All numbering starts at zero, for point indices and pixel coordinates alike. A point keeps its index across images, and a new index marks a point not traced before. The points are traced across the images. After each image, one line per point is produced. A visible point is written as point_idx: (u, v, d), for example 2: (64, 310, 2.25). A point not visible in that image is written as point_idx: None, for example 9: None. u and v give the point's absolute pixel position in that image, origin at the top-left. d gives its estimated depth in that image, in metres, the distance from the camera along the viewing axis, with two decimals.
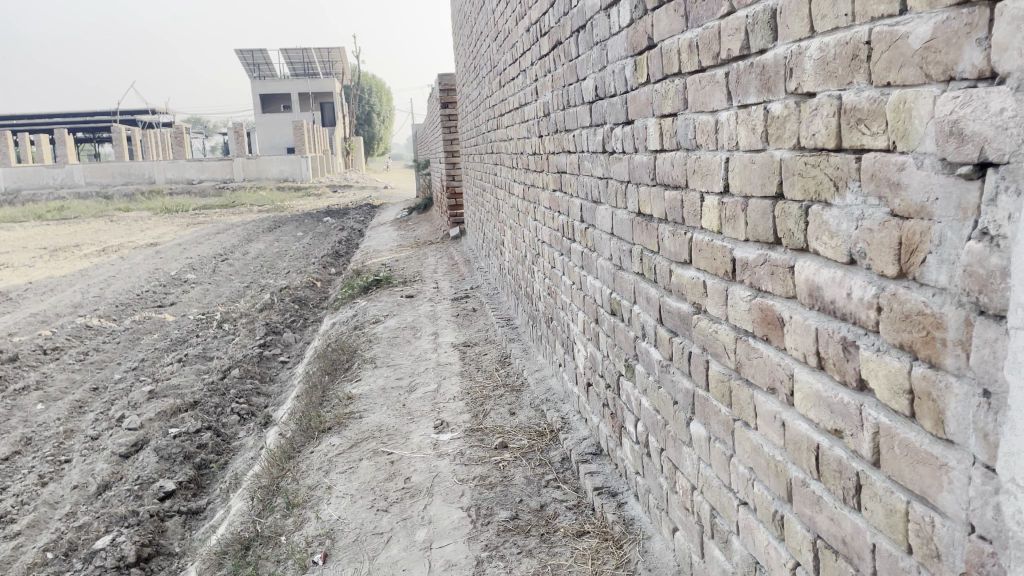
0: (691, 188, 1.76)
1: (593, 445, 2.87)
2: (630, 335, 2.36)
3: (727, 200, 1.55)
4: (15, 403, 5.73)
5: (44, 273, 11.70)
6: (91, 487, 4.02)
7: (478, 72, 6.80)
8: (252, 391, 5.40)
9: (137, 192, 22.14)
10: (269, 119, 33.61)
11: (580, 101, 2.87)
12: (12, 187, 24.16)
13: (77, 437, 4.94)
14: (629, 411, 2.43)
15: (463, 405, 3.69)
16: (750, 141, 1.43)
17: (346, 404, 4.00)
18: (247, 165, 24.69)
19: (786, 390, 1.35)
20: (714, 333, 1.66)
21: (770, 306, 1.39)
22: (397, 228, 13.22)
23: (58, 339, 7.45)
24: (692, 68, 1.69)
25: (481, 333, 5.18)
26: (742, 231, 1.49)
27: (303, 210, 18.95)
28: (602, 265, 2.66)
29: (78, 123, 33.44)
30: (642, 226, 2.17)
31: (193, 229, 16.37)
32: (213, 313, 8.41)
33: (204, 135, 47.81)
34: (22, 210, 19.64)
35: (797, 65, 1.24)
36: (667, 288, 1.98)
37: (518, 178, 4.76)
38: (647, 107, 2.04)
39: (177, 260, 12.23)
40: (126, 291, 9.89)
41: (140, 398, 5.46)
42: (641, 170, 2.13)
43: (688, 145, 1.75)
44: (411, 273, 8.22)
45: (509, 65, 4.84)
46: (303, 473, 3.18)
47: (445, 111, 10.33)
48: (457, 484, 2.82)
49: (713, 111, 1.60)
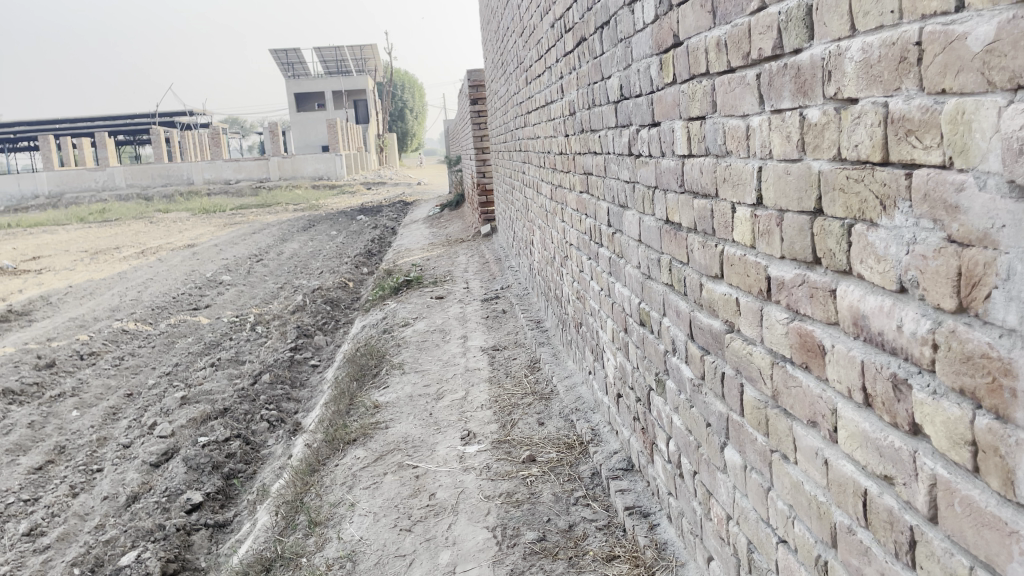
0: (721, 197, 1.63)
1: (623, 460, 2.76)
2: (660, 349, 2.24)
3: (760, 212, 1.42)
4: (51, 410, 5.77)
5: (85, 276, 11.86)
6: (121, 498, 4.01)
7: (506, 68, 6.68)
8: (283, 397, 5.36)
9: (175, 193, 22.44)
10: (303, 118, 33.85)
11: (606, 100, 2.74)
12: (56, 190, 24.67)
13: (109, 445, 4.95)
14: (661, 428, 2.31)
15: (491, 414, 3.60)
16: (785, 150, 1.30)
17: (373, 413, 3.93)
18: (282, 164, 24.88)
19: (828, 425, 1.23)
20: (748, 355, 1.53)
21: (810, 332, 1.26)
22: (430, 225, 13.17)
23: (94, 343, 7.51)
24: (721, 68, 1.56)
25: (511, 336, 5.09)
26: (777, 247, 1.36)
27: (337, 208, 19.01)
28: (630, 273, 2.54)
29: (119, 125, 34.01)
30: (670, 235, 2.05)
31: (230, 229, 16.51)
32: (247, 315, 8.43)
33: (241, 135, 48.34)
34: (65, 213, 19.99)
35: (836, 68, 1.11)
36: (697, 302, 1.86)
37: (546, 178, 4.65)
38: (674, 109, 1.92)
39: (213, 261, 12.32)
40: (162, 293, 9.97)
41: (173, 405, 5.46)
42: (669, 175, 2.01)
43: (718, 151, 1.63)
44: (442, 272, 8.15)
45: (535, 62, 4.71)
46: (326, 489, 3.12)
47: (474, 108, 10.23)
48: (483, 501, 2.73)
49: (744, 115, 1.47)
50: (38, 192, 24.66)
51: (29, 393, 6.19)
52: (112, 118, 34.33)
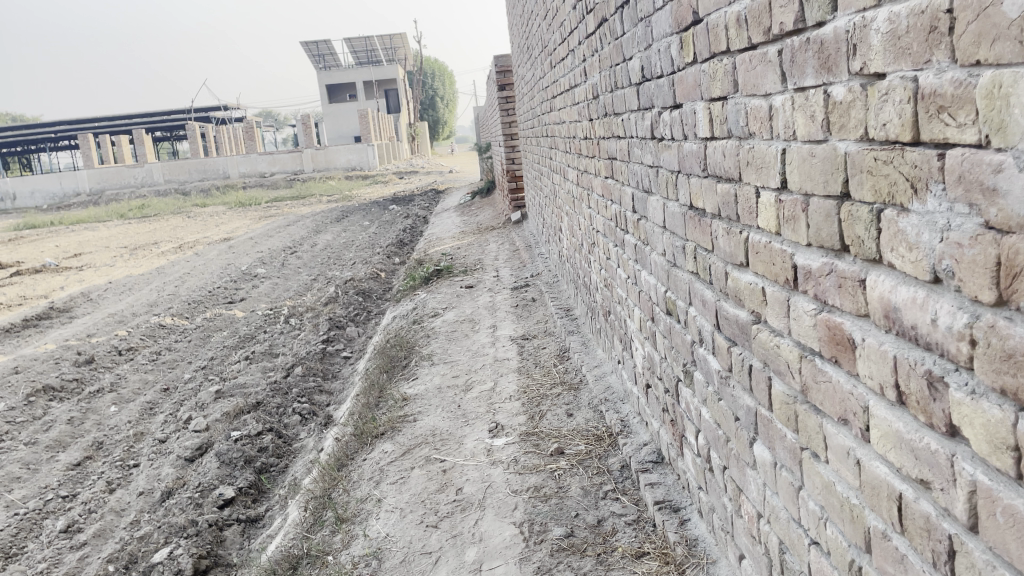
0: (744, 181, 1.55)
1: (653, 452, 2.69)
2: (687, 339, 2.16)
3: (785, 198, 1.34)
4: (90, 406, 5.87)
5: (124, 272, 12.05)
6: (156, 493, 4.05)
7: (531, 53, 6.57)
8: (315, 390, 5.38)
9: (211, 187, 22.71)
10: (335, 109, 34.04)
11: (627, 83, 2.66)
12: (97, 188, 25.14)
13: (146, 439, 5.00)
14: (690, 421, 2.24)
15: (519, 406, 3.55)
16: (810, 131, 1.22)
17: (401, 406, 3.91)
18: (315, 155, 25.02)
19: (859, 423, 1.15)
20: (776, 347, 1.46)
21: (839, 324, 1.18)
22: (460, 214, 13.15)
23: (133, 339, 7.62)
24: (742, 46, 1.48)
25: (540, 325, 5.03)
26: (803, 235, 1.28)
27: (369, 199, 19.09)
28: (655, 260, 2.47)
29: (155, 122, 34.48)
30: (694, 221, 1.97)
31: (264, 222, 16.65)
32: (281, 308, 8.49)
33: (276, 128, 48.72)
34: (106, 210, 20.33)
35: (862, 40, 1.03)
36: (723, 291, 1.78)
37: (572, 163, 4.57)
38: (695, 90, 1.83)
39: (248, 254, 12.44)
40: (199, 287, 10.09)
41: (207, 398, 5.51)
42: (691, 159, 1.93)
43: (740, 133, 1.54)
44: (472, 261, 8.11)
45: (558, 45, 4.62)
46: (354, 484, 3.11)
47: (502, 94, 10.13)
48: (510, 496, 2.69)
49: (766, 94, 1.39)
50: (80, 189, 25.15)
51: (68, 389, 6.30)
52: (149, 114, 34.81)
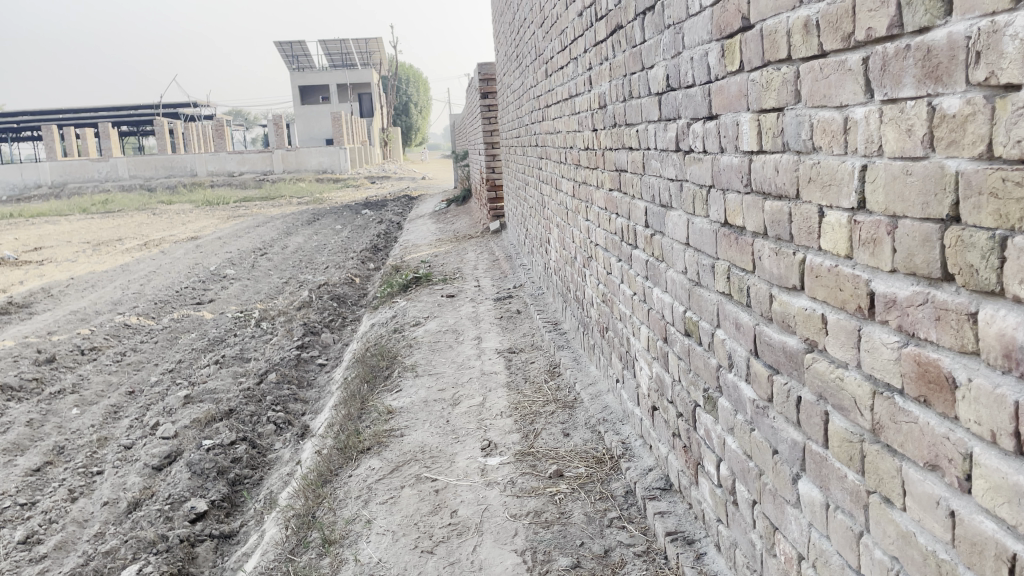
0: (804, 199, 1.44)
1: (660, 479, 2.57)
2: (711, 364, 2.05)
3: (862, 218, 1.23)
4: (50, 408, 5.59)
5: (86, 268, 11.65)
6: (122, 504, 3.83)
7: (522, 60, 6.45)
8: (290, 397, 5.18)
9: (179, 185, 22.24)
10: (308, 111, 33.71)
11: (646, 92, 2.55)
12: (59, 180, 24.53)
13: (110, 445, 4.76)
14: (709, 449, 2.13)
15: (512, 423, 3.41)
16: (904, 146, 1.11)
17: (387, 419, 3.74)
18: (287, 156, 24.66)
19: (955, 471, 1.05)
20: (838, 380, 1.35)
21: (932, 360, 1.08)
22: (436, 221, 12.97)
23: (96, 338, 7.33)
24: (809, 53, 1.37)
25: (527, 339, 4.89)
26: (886, 259, 1.17)
27: (341, 202, 18.80)
28: (673, 278, 2.36)
29: (122, 116, 33.75)
30: (729, 239, 1.86)
31: (234, 222, 16.29)
32: (252, 310, 8.25)
33: (246, 126, 48.03)
34: (68, 204, 19.75)
35: (989, 47, 0.93)
36: (765, 315, 1.66)
37: (567, 174, 4.46)
38: (740, 100, 1.73)
39: (217, 254, 12.13)
40: (165, 287, 9.78)
41: (176, 404, 5.27)
42: (730, 174, 1.82)
43: (801, 147, 1.44)
44: (451, 269, 7.94)
45: (557, 53, 4.51)
46: (340, 503, 2.94)
47: (484, 102, 10.00)
48: (509, 521, 2.55)
49: (842, 105, 1.28)
50: (41, 181, 24.52)
51: (27, 388, 6.02)
52: (116, 107, 34.11)
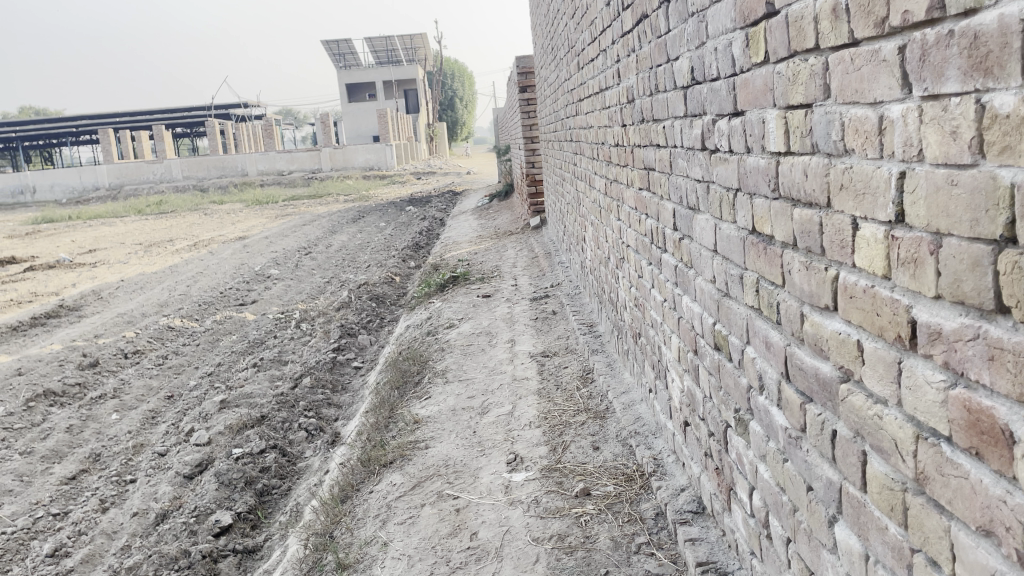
0: (836, 208, 1.26)
1: (692, 500, 2.40)
2: (741, 383, 1.87)
3: (901, 234, 1.06)
4: (91, 414, 5.63)
5: (137, 270, 11.85)
6: (151, 515, 3.81)
7: (556, 53, 6.27)
8: (323, 403, 5.11)
9: (229, 185, 22.57)
10: (354, 108, 33.95)
11: (672, 87, 2.38)
12: (115, 183, 25.13)
13: (145, 452, 4.76)
14: (741, 475, 1.95)
15: (541, 434, 3.27)
16: (947, 151, 0.93)
17: (413, 430, 3.63)
18: (333, 154, 24.83)
19: (1014, 541, 0.87)
20: (877, 419, 1.17)
21: (984, 408, 0.90)
22: (478, 217, 12.86)
23: (140, 341, 7.39)
24: (838, 42, 1.20)
25: (561, 341, 4.74)
26: (929, 284, 1.00)
27: (386, 199, 18.82)
28: (702, 286, 2.18)
29: (175, 118, 34.41)
30: (757, 248, 1.68)
31: (281, 221, 16.42)
32: (292, 311, 8.24)
33: (295, 126, 48.47)
34: (124, 206, 20.20)
35: None
36: (796, 336, 1.49)
37: (599, 171, 4.29)
38: (765, 95, 1.55)
39: (263, 253, 12.22)
40: (211, 288, 9.86)
41: (212, 409, 5.25)
42: (757, 176, 1.64)
43: (831, 149, 1.26)
44: (489, 267, 7.81)
45: (587, 45, 4.34)
46: (358, 522, 2.84)
47: (523, 96, 9.83)
48: (530, 545, 2.41)
49: (875, 102, 1.10)
50: (99, 184, 25.20)
51: (71, 393, 6.08)
52: (169, 110, 34.77)
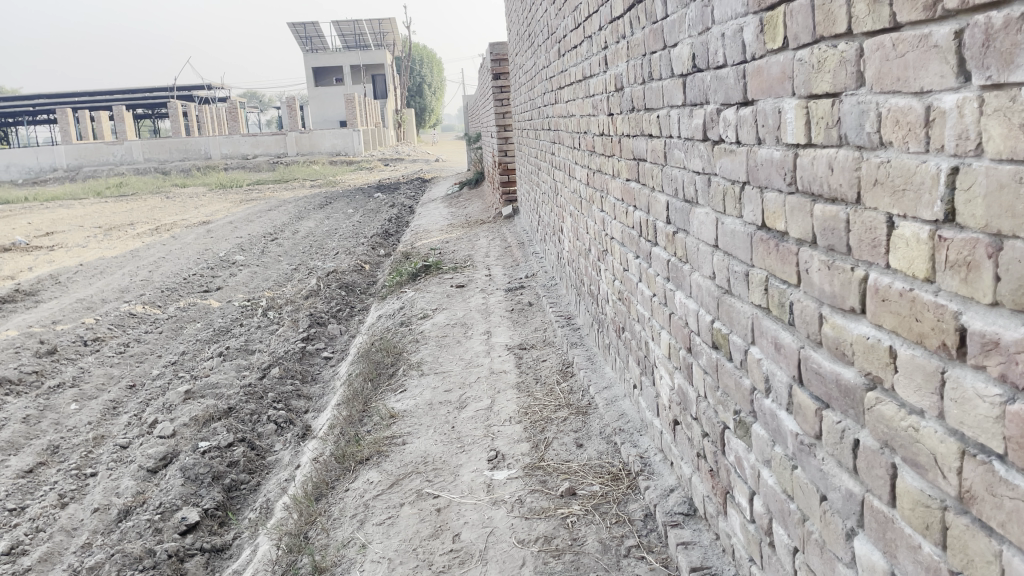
0: (866, 204, 1.19)
1: (683, 501, 2.33)
2: (743, 384, 1.80)
3: (951, 235, 0.98)
4: (48, 403, 5.41)
5: (96, 254, 11.48)
6: (113, 511, 3.65)
7: (534, 39, 6.14)
8: (292, 394, 4.97)
9: (192, 168, 22.06)
10: (321, 92, 33.38)
11: (668, 74, 2.29)
12: (74, 164, 24.41)
13: (106, 445, 4.57)
14: (740, 479, 1.88)
15: (522, 431, 3.18)
16: (1016, 145, 0.86)
17: (388, 424, 3.53)
18: (299, 139, 24.42)
19: None
20: (911, 431, 1.10)
21: None
22: (448, 205, 12.68)
23: (100, 328, 7.14)
24: (876, 26, 1.12)
25: (539, 334, 4.65)
26: (984, 289, 0.93)
27: (354, 185, 18.52)
28: (699, 282, 2.10)
29: (135, 100, 33.52)
30: (766, 244, 1.61)
31: (245, 206, 16.06)
32: (259, 298, 8.04)
33: (259, 109, 47.55)
34: (83, 187, 19.61)
35: None
36: (812, 338, 1.41)
37: (581, 161, 4.21)
38: (782, 84, 1.47)
39: (228, 239, 11.92)
40: (174, 274, 9.58)
41: (175, 400, 5.06)
42: (769, 169, 1.56)
43: (863, 142, 1.18)
44: (462, 257, 7.69)
45: (570, 31, 4.23)
46: (334, 523, 2.73)
47: (497, 83, 9.68)
48: (516, 548, 2.33)
49: (922, 91, 1.03)
50: (57, 164, 24.48)
51: (26, 382, 5.84)
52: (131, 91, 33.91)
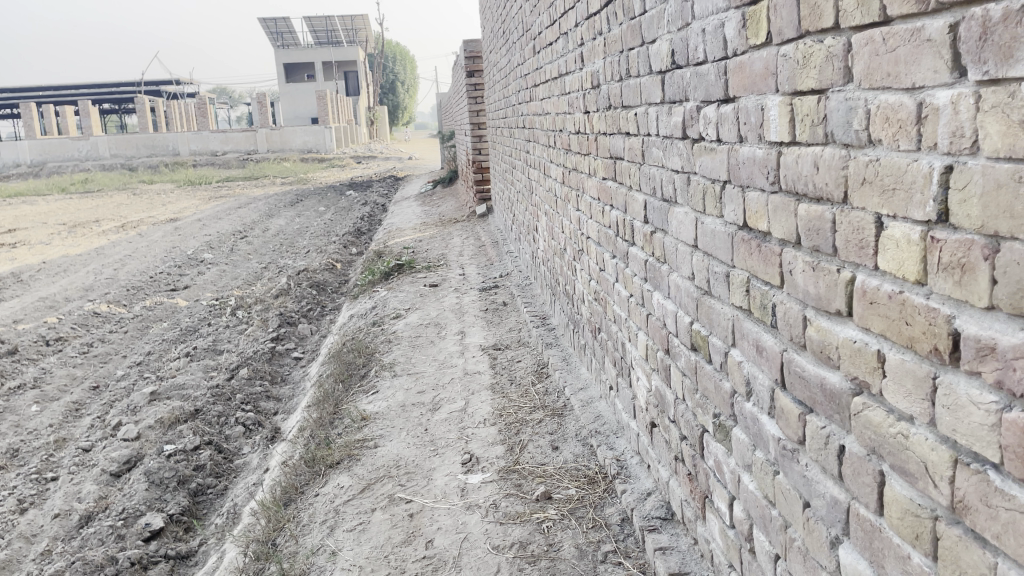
0: (853, 205, 1.15)
1: (660, 506, 2.30)
2: (723, 387, 1.77)
3: (943, 236, 0.95)
4: (8, 405, 5.26)
5: (60, 251, 11.22)
6: (74, 517, 3.54)
7: (508, 36, 6.08)
8: (261, 395, 4.87)
9: (160, 164, 21.70)
10: (292, 89, 33.00)
11: (646, 71, 2.25)
12: (37, 159, 23.87)
13: (68, 448, 4.44)
14: (720, 483, 1.84)
15: (496, 433, 3.13)
16: (1014, 142, 0.83)
17: (360, 427, 3.46)
18: (270, 135, 24.13)
19: None
20: (900, 438, 1.07)
21: None
22: (421, 203, 12.58)
23: (63, 327, 6.97)
24: (865, 20, 1.08)
25: (513, 334, 4.60)
26: (980, 292, 0.89)
27: (325, 182, 18.31)
28: (677, 282, 2.07)
29: (101, 94, 32.89)
30: (748, 245, 1.57)
31: (214, 203, 15.81)
32: (227, 297, 7.90)
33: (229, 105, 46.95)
34: (46, 184, 19.18)
35: None
36: (797, 341, 1.38)
37: (556, 159, 4.16)
38: (766, 81, 1.43)
39: (195, 237, 11.71)
40: (140, 272, 9.38)
41: (141, 402, 4.94)
42: (751, 168, 1.52)
43: (851, 139, 1.15)
44: (435, 255, 7.61)
45: (545, 27, 4.18)
46: (303, 530, 2.66)
47: (471, 81, 9.60)
48: (490, 554, 2.28)
49: (915, 86, 0.99)
50: (20, 160, 23.96)
51: None
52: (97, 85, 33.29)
